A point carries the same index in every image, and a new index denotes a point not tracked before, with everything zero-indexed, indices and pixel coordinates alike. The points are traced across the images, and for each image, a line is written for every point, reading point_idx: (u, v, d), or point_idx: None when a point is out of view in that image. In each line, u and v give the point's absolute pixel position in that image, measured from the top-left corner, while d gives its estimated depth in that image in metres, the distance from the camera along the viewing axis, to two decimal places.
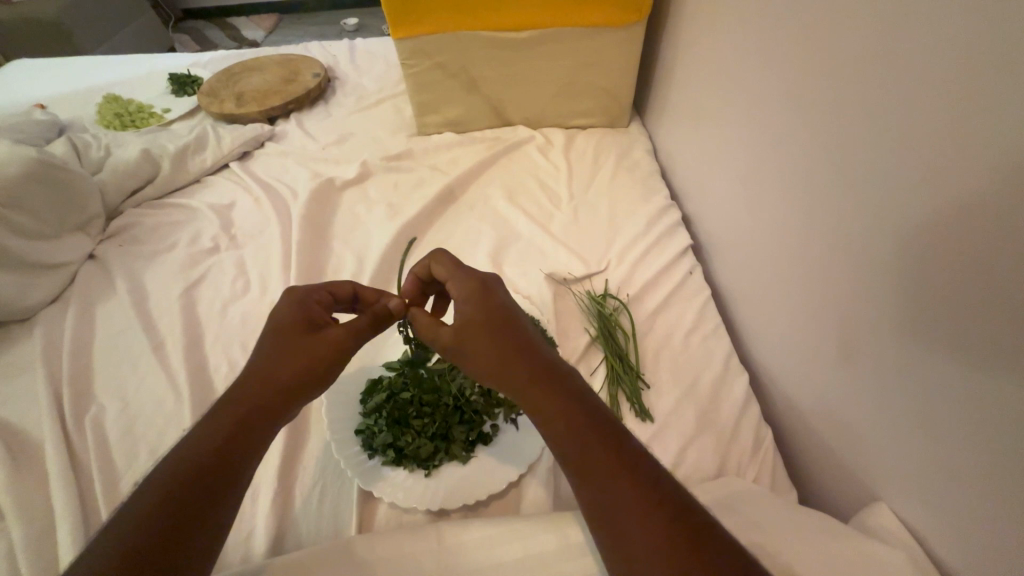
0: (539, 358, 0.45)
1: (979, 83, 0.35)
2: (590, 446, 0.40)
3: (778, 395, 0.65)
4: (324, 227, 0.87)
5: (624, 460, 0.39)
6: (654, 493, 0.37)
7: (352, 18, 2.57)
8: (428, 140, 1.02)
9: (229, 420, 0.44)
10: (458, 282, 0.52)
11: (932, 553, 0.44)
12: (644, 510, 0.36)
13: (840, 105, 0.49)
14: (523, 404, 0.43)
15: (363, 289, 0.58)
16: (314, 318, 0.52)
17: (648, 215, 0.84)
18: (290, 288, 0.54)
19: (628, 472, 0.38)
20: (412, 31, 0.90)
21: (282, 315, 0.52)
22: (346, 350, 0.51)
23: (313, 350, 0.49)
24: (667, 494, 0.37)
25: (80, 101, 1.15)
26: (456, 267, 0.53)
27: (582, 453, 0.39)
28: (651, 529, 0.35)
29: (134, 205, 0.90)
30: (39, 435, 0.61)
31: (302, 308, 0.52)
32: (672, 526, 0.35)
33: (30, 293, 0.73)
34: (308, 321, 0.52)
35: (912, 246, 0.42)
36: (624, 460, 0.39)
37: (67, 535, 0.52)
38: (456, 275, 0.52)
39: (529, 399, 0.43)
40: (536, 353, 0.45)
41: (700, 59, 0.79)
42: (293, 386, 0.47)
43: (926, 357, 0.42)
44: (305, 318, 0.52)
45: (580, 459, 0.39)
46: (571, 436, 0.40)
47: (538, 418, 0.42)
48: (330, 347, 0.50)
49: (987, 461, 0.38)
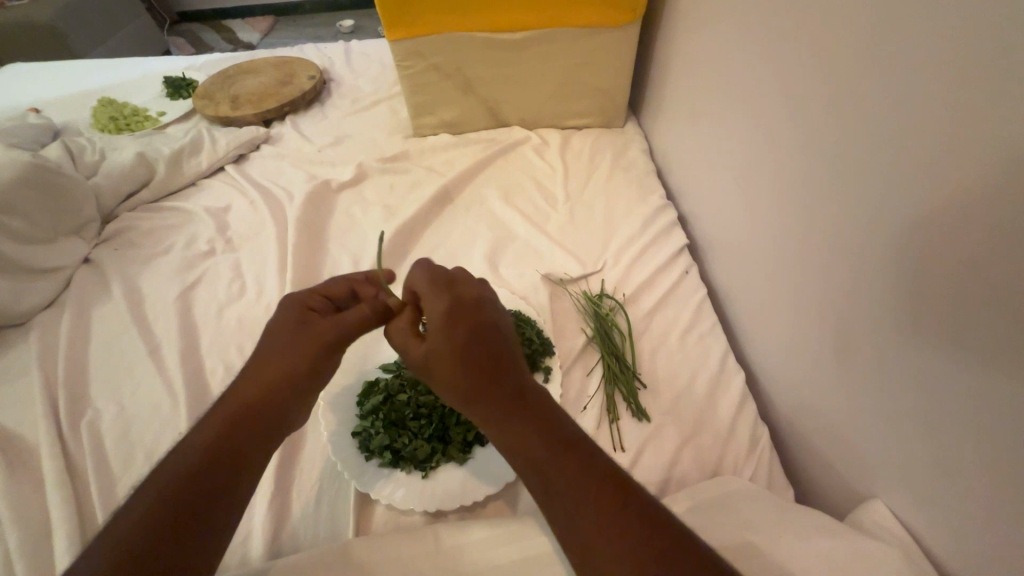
0: (511, 380, 0.44)
1: (976, 76, 0.35)
2: (561, 475, 0.39)
3: (774, 393, 0.65)
4: (320, 230, 0.87)
5: (594, 480, 0.39)
6: (639, 522, 0.37)
7: (349, 20, 2.60)
8: (425, 142, 1.03)
9: (221, 420, 0.44)
10: (432, 300, 0.48)
11: (930, 550, 0.44)
12: (621, 542, 0.36)
13: (835, 101, 0.49)
14: (490, 425, 0.43)
15: (361, 286, 0.59)
16: (305, 316, 0.52)
17: (644, 215, 0.84)
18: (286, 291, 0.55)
19: (597, 491, 0.38)
20: (408, 32, 0.90)
21: (280, 313, 0.52)
22: (335, 344, 0.50)
23: (303, 346, 0.49)
24: (653, 516, 0.37)
25: (74, 105, 1.15)
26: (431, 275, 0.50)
27: (552, 476, 0.39)
28: (620, 550, 0.36)
29: (129, 209, 0.90)
30: (34, 442, 0.61)
31: (298, 306, 0.53)
32: (641, 546, 0.35)
33: (26, 298, 0.73)
34: (301, 320, 0.51)
35: (906, 240, 0.42)
36: (594, 481, 0.39)
37: (64, 541, 0.52)
38: (433, 294, 0.48)
39: (499, 421, 0.42)
40: (509, 376, 0.44)
41: (694, 60, 0.79)
42: (283, 385, 0.47)
43: (921, 351, 0.42)
44: (300, 314, 0.52)
45: (553, 488, 0.39)
46: (543, 467, 0.40)
47: (509, 440, 0.42)
48: (317, 342, 0.49)
49: (987, 460, 0.38)
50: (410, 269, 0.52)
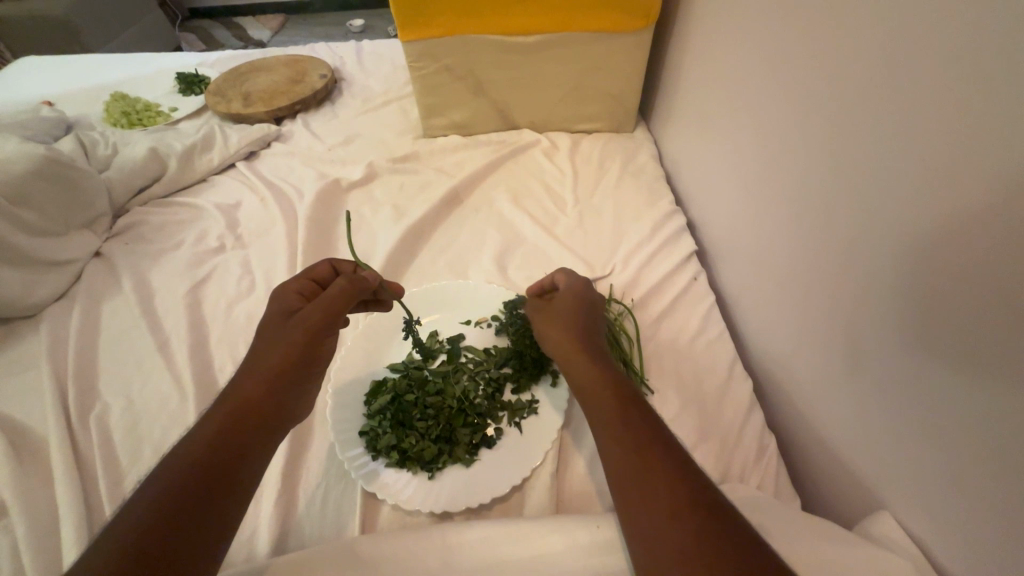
0: (600, 353, 0.53)
1: (986, 95, 0.36)
2: (634, 423, 0.46)
3: (781, 402, 0.65)
4: (331, 229, 0.87)
5: (656, 441, 0.44)
6: (686, 480, 0.41)
7: (358, 19, 2.61)
8: (435, 144, 1.03)
9: (220, 416, 0.45)
10: (571, 289, 0.63)
11: (939, 563, 0.44)
12: (674, 485, 0.41)
13: (846, 110, 0.49)
14: (581, 375, 0.51)
15: (340, 266, 0.61)
16: (290, 306, 0.54)
17: (654, 220, 0.84)
18: (274, 288, 0.58)
19: (657, 447, 0.44)
20: (420, 34, 0.90)
21: (266, 309, 0.54)
22: (316, 327, 0.52)
23: (287, 337, 0.51)
24: (694, 487, 0.41)
25: (86, 98, 1.16)
26: (569, 276, 0.65)
27: (621, 425, 0.46)
28: (675, 492, 0.41)
29: (140, 204, 0.91)
30: (43, 434, 0.61)
31: (281, 299, 0.55)
32: (692, 498, 0.40)
33: (36, 290, 0.73)
34: (285, 310, 0.54)
35: (913, 250, 0.42)
36: (656, 442, 0.44)
37: (71, 533, 0.52)
38: (573, 286, 0.63)
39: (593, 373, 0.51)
40: (602, 352, 0.54)
41: (705, 68, 0.79)
42: (273, 373, 0.49)
43: (929, 363, 0.42)
44: (284, 308, 0.54)
45: (626, 429, 0.45)
46: (622, 417, 0.46)
47: (596, 390, 0.49)
48: (299, 331, 0.51)
49: (995, 472, 0.38)
50: (553, 272, 0.68)
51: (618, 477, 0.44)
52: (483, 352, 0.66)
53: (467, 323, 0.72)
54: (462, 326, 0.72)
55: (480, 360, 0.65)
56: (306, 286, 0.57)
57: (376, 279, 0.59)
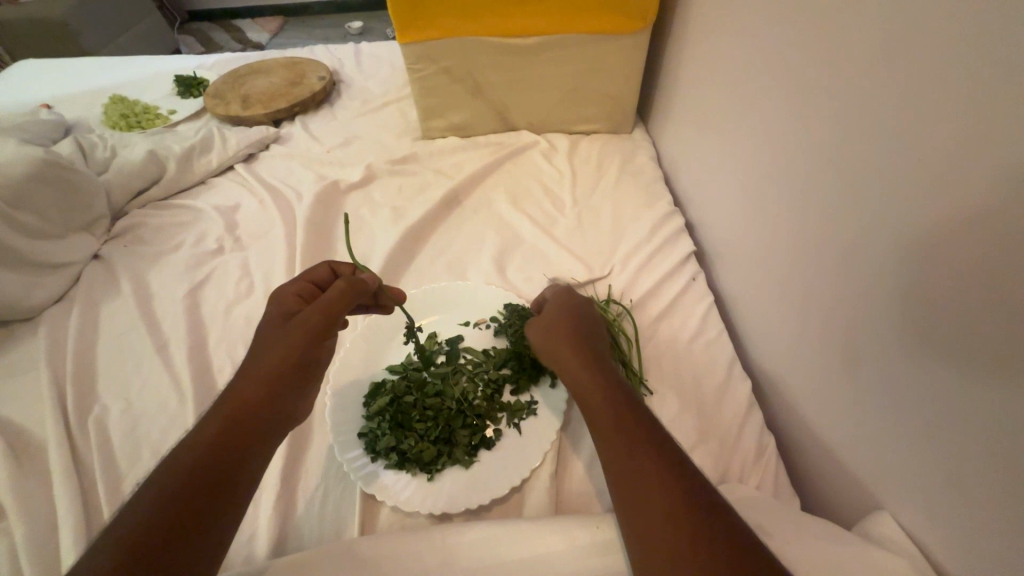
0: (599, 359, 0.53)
1: (984, 96, 0.36)
2: (631, 425, 0.46)
3: (779, 402, 0.65)
4: (329, 230, 0.88)
5: (654, 443, 0.44)
6: (684, 481, 0.41)
7: (357, 22, 2.61)
8: (433, 145, 1.03)
9: (218, 420, 0.45)
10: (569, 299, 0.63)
11: (938, 562, 0.44)
12: (671, 486, 0.41)
13: (844, 110, 0.49)
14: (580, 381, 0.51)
15: (339, 267, 0.61)
16: (289, 308, 0.54)
17: (652, 221, 0.84)
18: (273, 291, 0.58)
19: (655, 448, 0.44)
20: (419, 36, 0.91)
21: (265, 311, 0.55)
22: (315, 330, 0.52)
23: (285, 340, 0.51)
24: (692, 488, 0.41)
25: (85, 101, 1.16)
26: (568, 288, 0.65)
27: (620, 427, 0.46)
28: (673, 493, 0.41)
29: (139, 206, 0.91)
30: (42, 436, 0.61)
31: (280, 302, 0.55)
32: (690, 499, 0.40)
33: (34, 293, 0.73)
34: (285, 313, 0.54)
35: (912, 250, 0.43)
36: (654, 443, 0.44)
37: (70, 536, 0.52)
38: (572, 296, 0.63)
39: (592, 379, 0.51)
40: (601, 358, 0.54)
41: (703, 70, 0.79)
42: (271, 376, 0.48)
43: (927, 363, 0.42)
44: (283, 311, 0.54)
45: (624, 432, 0.45)
46: (620, 420, 0.46)
47: (595, 396, 0.49)
48: (298, 334, 0.51)
49: (993, 471, 0.38)
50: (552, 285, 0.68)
51: (617, 479, 0.44)
52: (482, 353, 0.66)
53: (466, 325, 0.72)
54: (461, 327, 0.72)
55: (479, 361, 0.65)
56: (305, 288, 0.57)
57: (375, 281, 0.59)
